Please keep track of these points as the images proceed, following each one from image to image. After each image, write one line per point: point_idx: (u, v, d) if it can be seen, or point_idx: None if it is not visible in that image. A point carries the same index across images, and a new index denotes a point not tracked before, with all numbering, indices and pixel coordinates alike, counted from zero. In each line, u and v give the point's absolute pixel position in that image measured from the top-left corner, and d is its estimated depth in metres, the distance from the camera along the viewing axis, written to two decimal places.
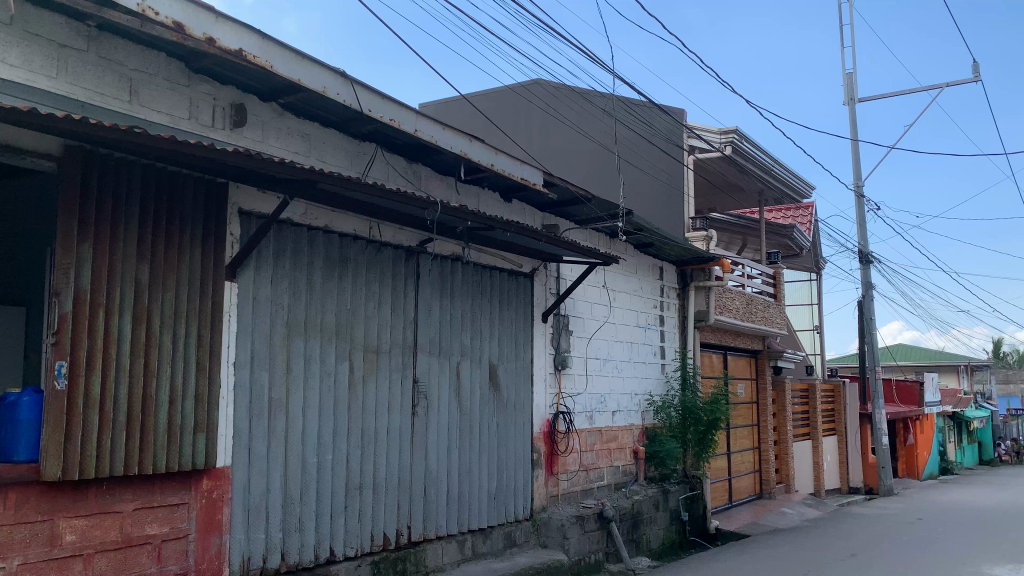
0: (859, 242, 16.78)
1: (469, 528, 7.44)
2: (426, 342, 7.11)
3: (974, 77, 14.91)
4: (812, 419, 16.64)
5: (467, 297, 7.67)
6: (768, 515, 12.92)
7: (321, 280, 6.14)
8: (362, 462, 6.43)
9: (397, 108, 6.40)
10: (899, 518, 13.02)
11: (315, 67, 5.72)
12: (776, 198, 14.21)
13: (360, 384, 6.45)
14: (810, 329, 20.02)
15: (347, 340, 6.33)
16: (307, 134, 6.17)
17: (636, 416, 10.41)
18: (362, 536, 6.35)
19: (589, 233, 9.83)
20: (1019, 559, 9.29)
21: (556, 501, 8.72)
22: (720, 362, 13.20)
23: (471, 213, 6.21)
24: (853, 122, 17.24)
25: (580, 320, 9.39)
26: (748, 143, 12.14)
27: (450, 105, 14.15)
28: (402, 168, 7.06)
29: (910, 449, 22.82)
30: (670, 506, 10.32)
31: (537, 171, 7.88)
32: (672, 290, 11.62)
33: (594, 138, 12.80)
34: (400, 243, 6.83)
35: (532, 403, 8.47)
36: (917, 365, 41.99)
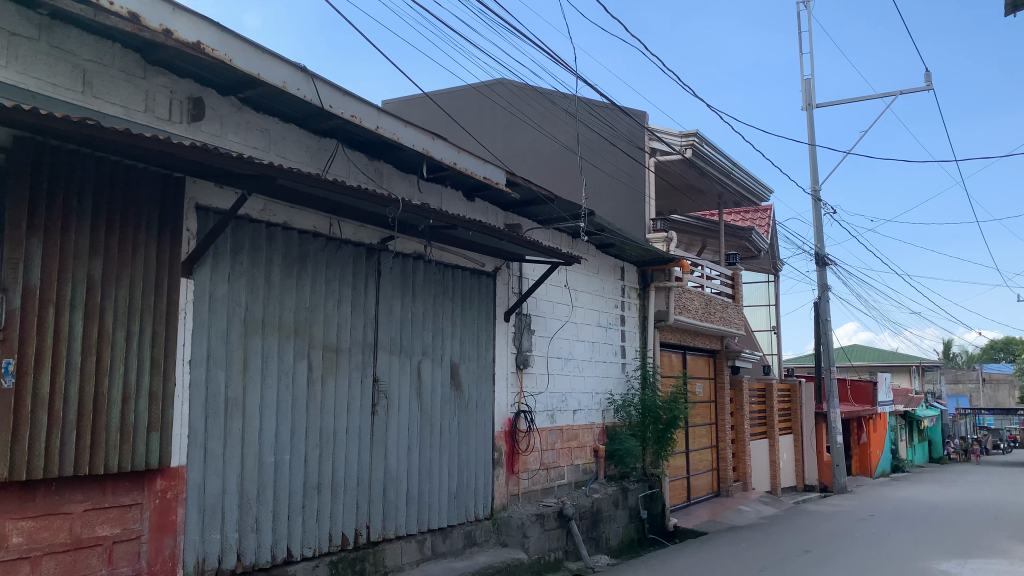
0: (817, 243, 17.01)
1: (429, 528, 7.35)
2: (386, 341, 7.01)
3: (929, 85, 15.29)
4: (769, 418, 16.86)
5: (429, 296, 7.59)
6: (726, 513, 13.06)
7: (280, 277, 5.95)
8: (321, 461, 6.26)
9: (359, 104, 6.26)
10: (852, 515, 13.28)
11: (275, 61, 5.49)
12: (735, 200, 14.39)
13: (320, 384, 6.28)
14: (768, 329, 20.28)
15: (306, 339, 6.16)
16: (267, 130, 5.97)
17: (597, 416, 10.45)
18: (320, 536, 6.18)
19: (551, 233, 9.81)
20: (965, 554, 9.51)
21: (517, 500, 8.72)
22: (679, 361, 13.32)
23: (434, 212, 6.13)
24: (811, 126, 17.42)
25: (541, 319, 9.39)
26: (707, 146, 12.36)
27: (412, 101, 13.91)
28: (363, 165, 6.93)
29: (862, 449, 23.28)
30: (629, 504, 10.39)
31: (499, 170, 7.89)
32: (633, 290, 11.70)
33: (557, 138, 12.74)
34: (361, 241, 6.72)
35: (493, 402, 8.46)
36: (870, 365, 42.88)
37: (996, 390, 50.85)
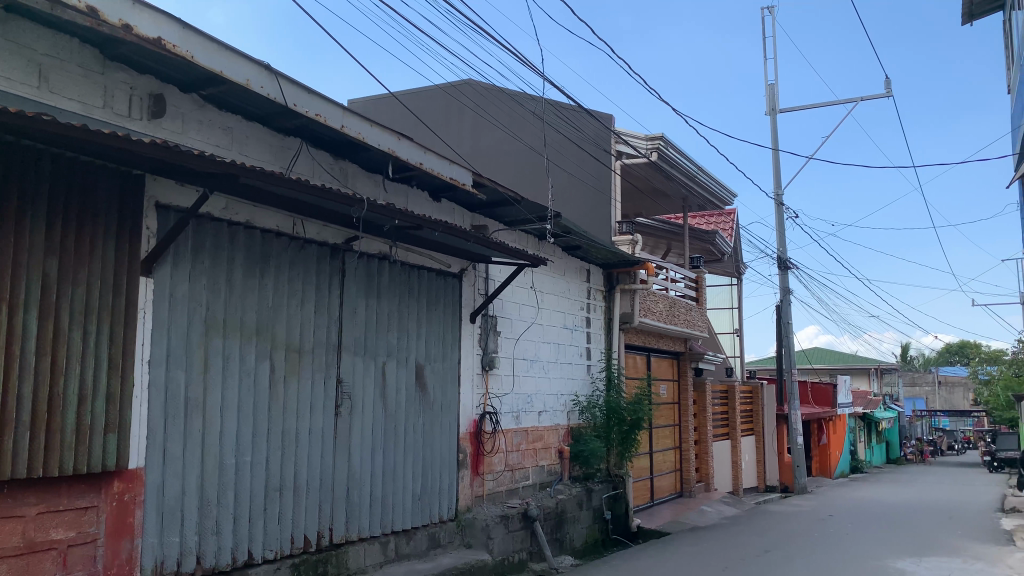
0: (779, 247, 17.27)
1: (392, 529, 7.32)
2: (350, 342, 6.97)
3: (888, 91, 15.62)
4: (732, 419, 17.07)
5: (394, 297, 7.56)
6: (689, 513, 13.20)
7: (242, 277, 5.89)
8: (283, 463, 6.20)
9: (324, 103, 6.22)
10: (811, 515, 13.50)
11: (238, 59, 5.43)
12: (700, 204, 14.56)
13: (282, 385, 6.23)
14: (731, 332, 20.52)
15: (268, 339, 6.10)
16: (230, 127, 5.90)
17: (562, 416, 10.50)
18: (282, 539, 6.13)
19: (517, 235, 9.83)
20: (920, 552, 9.72)
21: (481, 501, 8.72)
22: (643, 363, 13.43)
23: (399, 212, 6.11)
24: (774, 131, 17.68)
25: (507, 320, 9.41)
26: (673, 150, 12.50)
27: (378, 100, 13.82)
28: (328, 164, 6.88)
29: (822, 450, 23.68)
30: (593, 505, 10.46)
31: (466, 171, 7.88)
32: (599, 292, 11.77)
33: (523, 139, 12.75)
34: (326, 240, 6.68)
35: (459, 404, 8.45)
36: (831, 367, 43.61)
37: (951, 392, 52.06)
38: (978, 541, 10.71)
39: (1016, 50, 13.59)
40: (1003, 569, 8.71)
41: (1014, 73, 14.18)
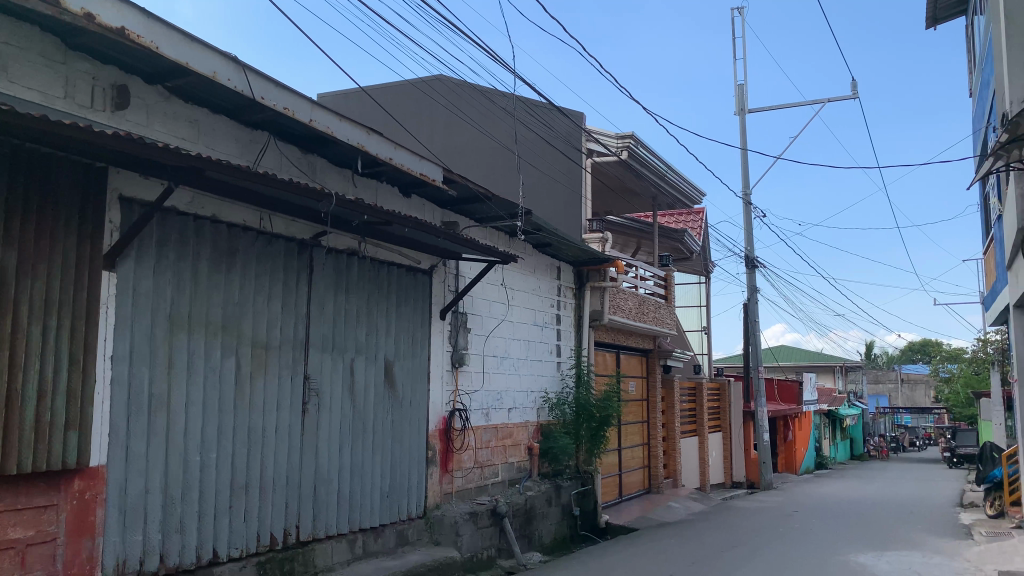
0: (747, 246, 17.45)
1: (360, 527, 7.28)
2: (318, 338, 6.91)
3: (855, 93, 15.85)
4: (699, 416, 17.24)
5: (363, 293, 7.51)
6: (657, 509, 13.32)
7: (207, 272, 5.80)
8: (249, 461, 6.14)
9: (292, 97, 6.15)
10: (776, 510, 13.68)
11: (204, 50, 5.35)
12: (669, 202, 14.67)
13: (248, 382, 6.15)
14: (699, 330, 20.71)
15: (234, 335, 6.02)
16: (196, 120, 5.82)
17: (531, 413, 10.52)
18: (247, 537, 6.06)
19: (488, 232, 9.82)
20: (881, 547, 9.90)
21: (450, 498, 8.70)
22: (612, 360, 13.51)
23: (368, 208, 6.06)
24: (743, 130, 17.85)
25: (477, 317, 9.40)
26: (643, 148, 12.59)
27: (349, 95, 13.72)
28: (296, 159, 6.81)
29: (788, 446, 24.02)
30: (562, 501, 10.49)
31: (436, 167, 7.85)
32: (569, 290, 11.81)
33: (495, 136, 12.74)
34: (293, 236, 6.61)
35: (428, 400, 8.42)
36: (797, 365, 44.23)
37: (913, 390, 53.11)
38: (939, 535, 10.93)
39: (979, 54, 13.87)
40: (961, 562, 8.90)
41: (976, 76, 14.48)
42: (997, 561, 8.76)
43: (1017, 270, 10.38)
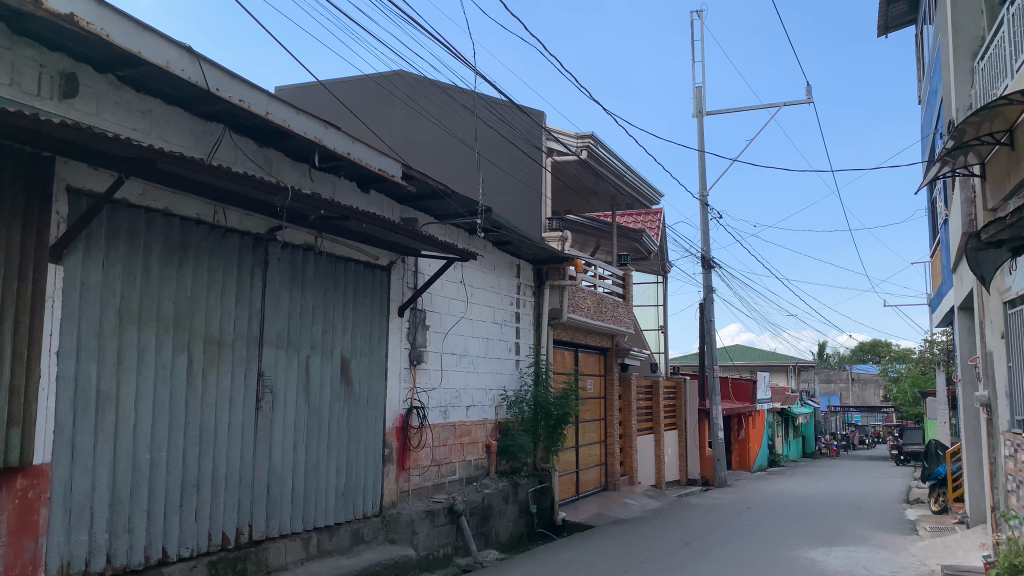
0: (704, 246, 17.68)
1: (314, 526, 7.20)
2: (272, 334, 6.81)
3: (810, 98, 16.18)
4: (656, 414, 17.43)
5: (319, 288, 7.43)
6: (613, 506, 13.43)
7: (159, 266, 5.69)
8: (201, 458, 6.03)
9: (248, 89, 6.04)
10: (729, 507, 13.90)
11: (157, 39, 5.23)
12: (628, 203, 14.80)
13: (200, 378, 6.04)
14: (656, 329, 20.95)
15: (187, 331, 5.91)
16: (148, 111, 5.70)
17: (489, 411, 10.52)
18: (199, 536, 5.96)
19: (447, 229, 9.79)
20: (830, 542, 10.12)
21: (407, 496, 8.64)
22: (570, 359, 13.59)
23: (325, 203, 6.01)
24: (700, 133, 18.08)
25: (436, 315, 9.37)
26: (603, 148, 12.74)
27: (307, 89, 13.50)
28: (252, 152, 6.71)
29: (741, 445, 24.42)
30: (520, 498, 10.52)
31: (395, 163, 7.80)
32: (528, 288, 11.84)
33: (455, 134, 12.69)
34: (248, 230, 6.51)
35: (385, 398, 8.36)
36: (751, 365, 44.99)
37: (863, 389, 54.42)
38: (885, 531, 11.21)
39: (928, 63, 14.26)
40: (906, 557, 9.15)
41: (925, 84, 14.92)
42: (940, 556, 9.02)
43: (961, 273, 10.72)
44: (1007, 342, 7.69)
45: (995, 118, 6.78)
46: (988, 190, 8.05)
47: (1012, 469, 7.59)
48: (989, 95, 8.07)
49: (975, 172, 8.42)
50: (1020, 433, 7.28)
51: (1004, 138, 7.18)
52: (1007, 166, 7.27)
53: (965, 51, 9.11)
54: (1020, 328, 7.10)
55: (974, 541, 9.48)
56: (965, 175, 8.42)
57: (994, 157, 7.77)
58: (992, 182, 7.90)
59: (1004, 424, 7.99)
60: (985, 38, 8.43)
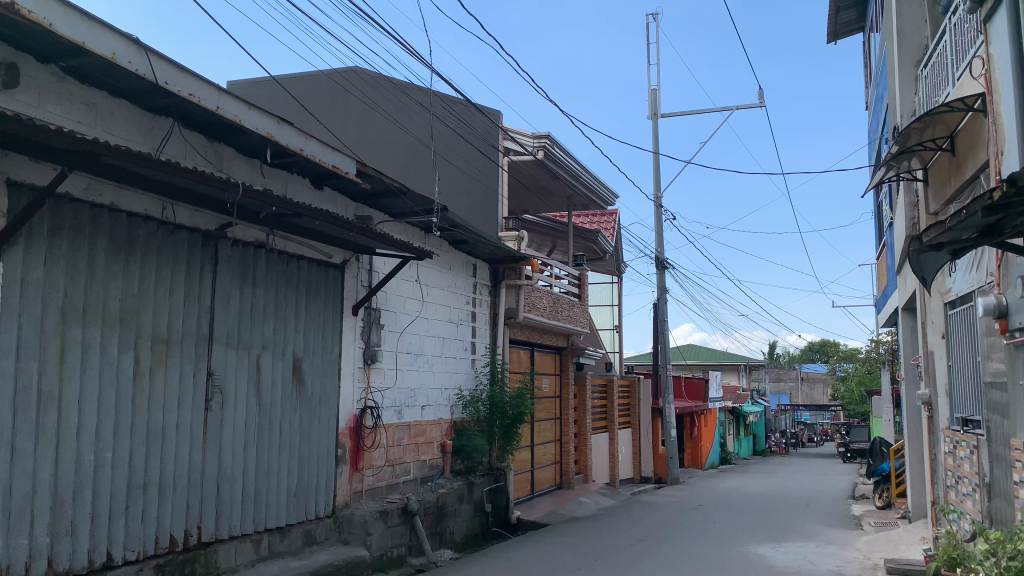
0: (658, 247, 17.89)
1: (265, 527, 7.10)
2: (222, 333, 6.69)
3: (762, 102, 16.49)
4: (610, 413, 17.58)
5: (270, 287, 7.33)
6: (567, 505, 13.50)
7: (104, 262, 5.54)
8: (148, 459, 5.89)
9: (197, 83, 5.92)
10: (681, 504, 14.08)
11: (102, 30, 5.09)
12: (584, 203, 14.91)
13: (147, 377, 5.91)
14: (611, 328, 21.11)
15: (133, 329, 5.77)
16: (93, 103, 5.55)
17: (444, 411, 10.48)
18: (145, 538, 5.83)
19: (403, 227, 9.72)
20: (779, 538, 10.32)
21: (361, 497, 8.56)
22: (526, 358, 13.62)
23: (277, 199, 5.92)
24: (655, 135, 18.29)
25: (391, 313, 9.30)
26: (560, 150, 12.92)
27: (259, 83, 13.28)
28: (202, 147, 6.58)
29: (694, 442, 24.78)
30: (474, 498, 10.50)
31: (349, 160, 7.71)
32: (484, 287, 11.83)
33: (411, 131, 12.59)
34: (197, 226, 6.39)
35: (338, 397, 8.28)
36: (704, 365, 45.67)
37: (812, 388, 55.71)
38: (832, 526, 11.47)
39: (874, 69, 14.63)
40: (851, 551, 9.38)
41: (872, 90, 15.30)
42: (884, 550, 9.26)
43: (904, 276, 11.03)
44: (947, 341, 7.94)
45: (938, 124, 6.99)
46: (931, 194, 8.29)
47: (951, 465, 7.84)
48: (932, 101, 8.32)
49: (918, 176, 8.68)
50: (960, 429, 7.53)
51: (946, 144, 7.41)
52: (949, 171, 7.51)
53: (909, 59, 9.41)
54: (961, 328, 7.35)
55: (915, 535, 9.78)
56: (909, 179, 8.69)
57: (936, 162, 8.02)
58: (934, 187, 8.16)
59: (944, 421, 8.24)
60: (928, 47, 8.69)
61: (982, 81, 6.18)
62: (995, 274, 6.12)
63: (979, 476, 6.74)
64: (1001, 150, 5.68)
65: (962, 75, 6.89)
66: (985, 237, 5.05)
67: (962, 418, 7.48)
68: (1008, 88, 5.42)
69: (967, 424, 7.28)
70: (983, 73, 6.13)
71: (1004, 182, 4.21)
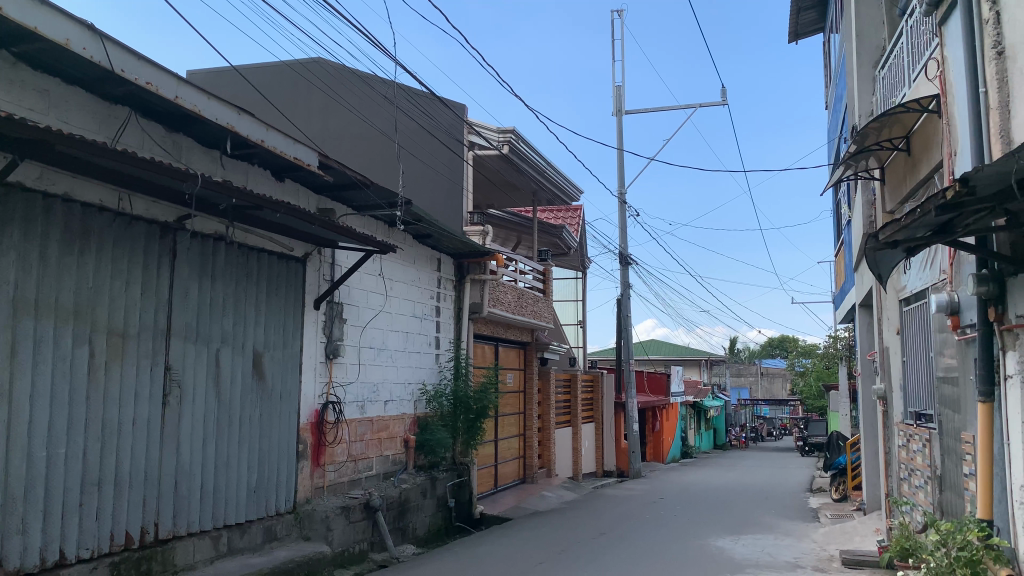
0: (622, 242, 18.02)
1: (224, 523, 7.01)
2: (181, 327, 6.57)
3: (725, 101, 16.70)
4: (573, 407, 17.68)
5: (230, 280, 7.22)
6: (530, 499, 13.55)
7: (57, 255, 5.41)
8: (103, 456, 5.77)
9: (155, 71, 5.79)
10: (643, 498, 14.23)
11: (56, 15, 4.95)
12: (548, 198, 14.95)
13: (102, 371, 5.78)
14: (575, 323, 21.23)
15: (88, 322, 5.64)
16: (46, 90, 5.40)
17: (408, 406, 10.43)
18: (100, 536, 5.70)
19: (366, 221, 9.64)
20: (738, 530, 10.48)
21: (322, 492, 8.48)
22: (490, 353, 13.62)
23: (237, 191, 5.84)
24: (620, 132, 18.40)
25: (354, 308, 9.22)
26: (525, 145, 12.94)
27: (220, 73, 13.06)
28: (160, 137, 6.45)
29: (656, 436, 25.06)
30: (437, 493, 10.48)
31: (311, 152, 7.60)
32: (449, 282, 11.80)
33: (375, 124, 12.44)
34: (155, 218, 6.27)
35: (300, 393, 8.18)
36: (666, 359, 46.18)
37: (771, 383, 56.73)
38: (789, 519, 11.69)
39: (834, 70, 14.88)
40: (808, 543, 9.57)
41: (832, 91, 15.56)
42: (839, 541, 9.47)
43: (862, 273, 11.24)
44: (902, 337, 8.12)
45: (894, 124, 7.11)
46: (887, 193, 8.46)
47: (904, 458, 8.03)
48: (889, 102, 8.49)
49: (875, 175, 8.85)
50: (913, 423, 7.71)
51: (902, 144, 7.57)
52: (904, 171, 7.67)
53: (868, 60, 9.60)
54: (914, 325, 7.53)
55: (869, 527, 10.00)
56: (867, 178, 8.85)
57: (892, 161, 8.19)
58: (890, 186, 8.33)
59: (898, 415, 8.43)
60: (885, 49, 8.87)
61: (937, 82, 6.31)
62: (948, 272, 6.25)
63: (930, 469, 6.91)
64: (955, 151, 5.81)
65: (917, 77, 7.04)
66: (938, 234, 5.19)
67: (916, 413, 7.66)
68: (962, 89, 5.54)
69: (920, 418, 7.47)
70: (938, 74, 6.26)
71: (958, 182, 4.28)
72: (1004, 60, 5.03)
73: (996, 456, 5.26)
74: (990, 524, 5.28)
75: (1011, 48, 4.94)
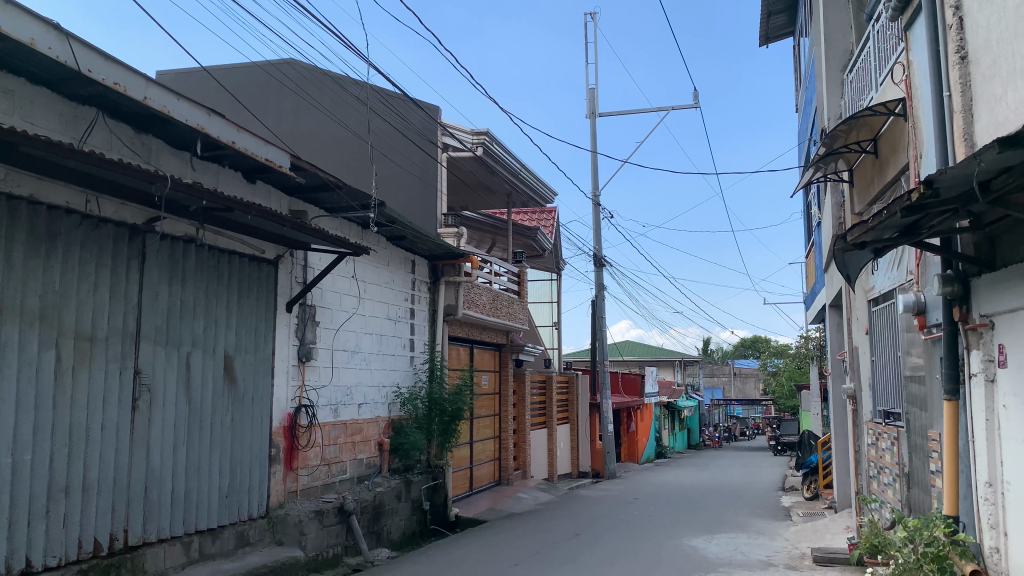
0: (596, 244, 18.09)
1: (196, 528, 6.93)
2: (150, 331, 6.49)
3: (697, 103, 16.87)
4: (548, 409, 17.70)
5: (201, 283, 7.13)
6: (506, 501, 13.54)
7: (22, 257, 5.32)
8: (70, 462, 5.67)
9: (124, 72, 5.71)
10: (618, 499, 14.29)
11: (21, 14, 4.86)
12: (522, 200, 14.96)
13: (70, 375, 5.69)
14: (550, 325, 21.26)
15: (54, 326, 5.55)
16: (11, 90, 5.31)
17: (382, 408, 10.39)
18: (68, 543, 5.61)
19: (339, 223, 9.59)
20: (712, 530, 10.55)
21: (295, 497, 8.41)
22: (465, 354, 13.60)
23: (207, 193, 5.79)
24: (593, 134, 18.48)
25: (327, 311, 9.16)
26: (499, 146, 12.97)
27: (189, 74, 12.93)
28: (128, 138, 6.36)
29: (631, 437, 25.17)
30: (412, 496, 10.44)
31: (283, 154, 7.55)
32: (423, 284, 11.77)
33: (347, 125, 12.35)
34: (124, 220, 6.18)
35: (272, 396, 8.11)
36: (640, 360, 46.45)
37: (744, 383, 57.29)
38: (762, 517, 11.80)
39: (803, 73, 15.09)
40: (780, 541, 9.67)
41: (802, 94, 15.79)
42: (810, 539, 9.56)
43: (832, 274, 11.39)
44: (871, 338, 8.23)
45: (861, 127, 7.23)
46: (855, 195, 8.59)
47: (874, 456, 8.14)
48: (857, 105, 8.62)
49: (844, 177, 8.98)
50: (882, 422, 7.82)
51: (869, 147, 7.69)
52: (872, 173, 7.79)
53: (837, 64, 9.74)
54: (883, 326, 7.64)
55: (841, 524, 10.13)
56: (836, 180, 8.96)
57: (860, 163, 8.31)
58: (858, 188, 8.45)
59: (868, 414, 8.54)
60: (853, 53, 9.01)
61: (903, 86, 6.42)
62: (914, 272, 6.35)
63: (899, 467, 7.02)
64: (920, 153, 5.91)
65: (884, 81, 7.17)
66: (904, 235, 5.27)
67: (885, 412, 7.77)
68: (926, 92, 5.66)
69: (889, 417, 7.57)
70: (903, 78, 6.37)
71: (922, 184, 4.35)
72: (967, 64, 5.15)
73: (961, 453, 5.34)
74: (956, 520, 5.32)
75: (973, 53, 5.06)
